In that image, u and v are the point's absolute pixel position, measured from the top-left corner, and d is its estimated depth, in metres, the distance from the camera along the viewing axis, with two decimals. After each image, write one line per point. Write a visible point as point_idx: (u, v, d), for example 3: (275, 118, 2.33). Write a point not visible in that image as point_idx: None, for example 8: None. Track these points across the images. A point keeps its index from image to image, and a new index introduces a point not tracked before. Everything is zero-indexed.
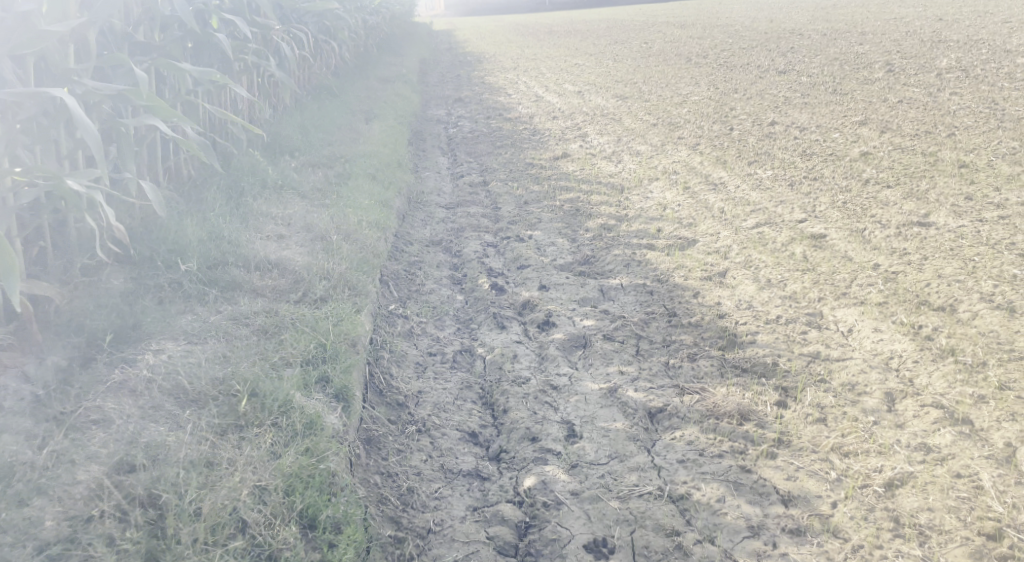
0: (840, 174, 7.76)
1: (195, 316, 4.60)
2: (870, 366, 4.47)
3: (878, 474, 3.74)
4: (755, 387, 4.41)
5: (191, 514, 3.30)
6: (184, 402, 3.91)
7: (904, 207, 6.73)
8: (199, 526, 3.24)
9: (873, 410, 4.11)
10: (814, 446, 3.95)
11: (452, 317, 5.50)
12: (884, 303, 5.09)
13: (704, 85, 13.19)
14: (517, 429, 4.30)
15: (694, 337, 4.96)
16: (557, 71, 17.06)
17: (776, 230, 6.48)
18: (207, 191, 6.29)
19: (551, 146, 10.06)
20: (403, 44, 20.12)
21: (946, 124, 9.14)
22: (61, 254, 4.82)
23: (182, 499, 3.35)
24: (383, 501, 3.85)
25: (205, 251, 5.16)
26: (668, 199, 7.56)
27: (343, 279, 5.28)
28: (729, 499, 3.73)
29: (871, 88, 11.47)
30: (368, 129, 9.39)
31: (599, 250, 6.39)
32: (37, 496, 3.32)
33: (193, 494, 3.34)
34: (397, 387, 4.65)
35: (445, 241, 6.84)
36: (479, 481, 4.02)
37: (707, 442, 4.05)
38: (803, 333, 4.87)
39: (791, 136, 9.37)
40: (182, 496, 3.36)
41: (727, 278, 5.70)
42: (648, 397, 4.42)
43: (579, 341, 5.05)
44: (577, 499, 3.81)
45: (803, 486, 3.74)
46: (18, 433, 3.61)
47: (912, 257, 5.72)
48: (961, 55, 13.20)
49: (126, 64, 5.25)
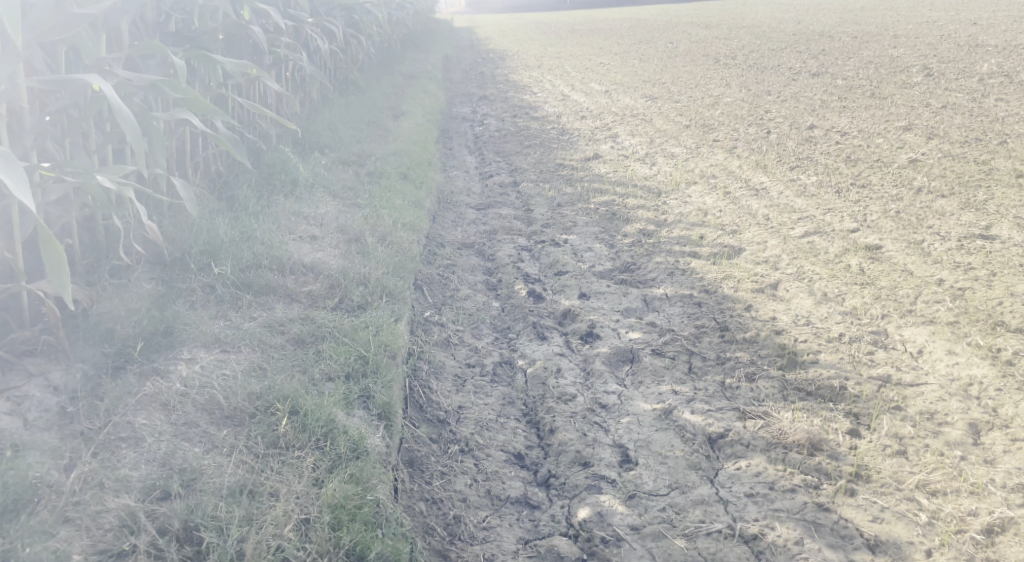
0: (890, 182, 7.39)
1: (228, 322, 4.33)
2: (948, 393, 4.13)
3: (973, 518, 3.43)
4: (823, 413, 4.09)
5: (233, 557, 3.01)
6: (218, 419, 3.65)
7: (962, 218, 6.37)
8: None
9: (958, 443, 3.80)
10: (897, 482, 3.64)
11: (489, 325, 5.18)
12: (955, 322, 4.73)
13: (736, 86, 12.84)
14: (567, 452, 3.99)
15: (751, 354, 4.62)
16: (582, 69, 16.70)
17: (827, 239, 6.13)
18: (238, 188, 6.05)
19: (581, 147, 9.72)
20: (424, 40, 19.83)
21: (997, 131, 8.75)
22: (88, 252, 4.57)
23: (223, 538, 3.07)
24: (428, 532, 3.56)
25: (237, 253, 4.91)
26: (709, 204, 7.22)
27: (380, 284, 4.99)
28: (809, 541, 3.42)
29: (911, 93, 11.08)
30: (396, 126, 9.12)
31: (640, 257, 6.06)
32: (63, 525, 3.07)
33: (236, 532, 3.06)
34: (436, 402, 4.34)
35: (478, 243, 6.52)
36: (529, 510, 3.72)
37: (778, 474, 3.74)
38: (870, 353, 4.52)
39: (832, 140, 9.01)
40: (224, 534, 3.08)
41: (780, 291, 5.35)
42: (707, 420, 4.10)
43: (625, 356, 4.72)
44: (640, 536, 3.51)
45: (890, 530, 3.43)
46: (44, 451, 3.37)
47: (979, 272, 5.36)
48: (1002, 60, 12.76)
49: (161, 53, 5.00)
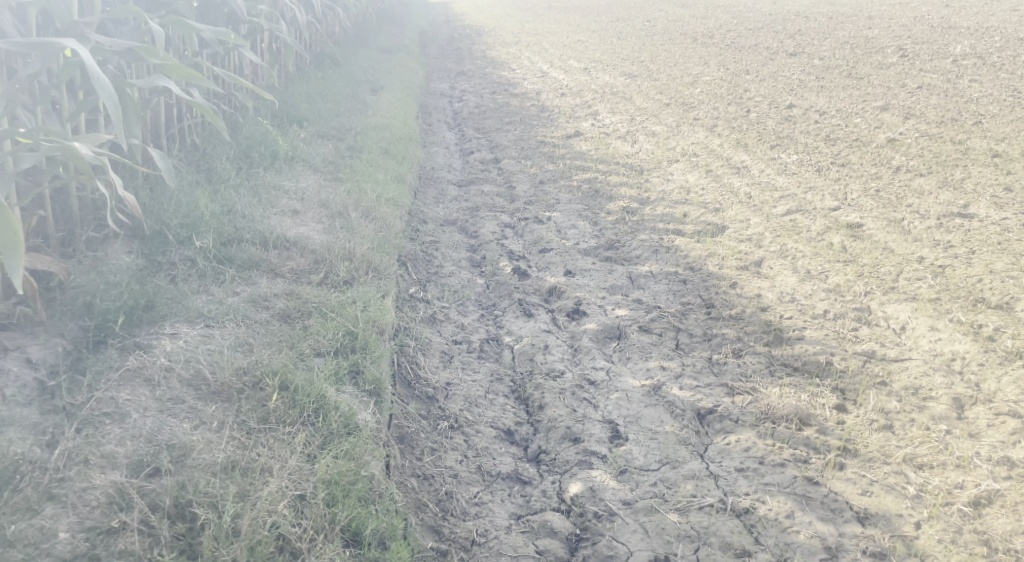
0: (869, 161, 7.44)
1: (211, 297, 4.29)
2: (932, 368, 4.19)
3: (960, 490, 3.50)
4: (811, 388, 4.13)
5: (229, 534, 2.98)
6: (205, 394, 3.61)
7: (940, 197, 6.43)
8: (237, 547, 2.93)
9: (943, 417, 3.87)
10: (885, 456, 3.70)
11: (475, 302, 5.17)
12: (937, 299, 4.77)
13: (715, 65, 12.84)
14: (556, 428, 4.00)
15: (738, 331, 4.64)
16: (561, 47, 16.60)
17: (809, 218, 6.16)
18: (215, 161, 5.96)
19: (561, 124, 9.68)
20: (401, 14, 19.59)
21: (972, 112, 8.83)
22: (64, 224, 4.51)
23: (218, 514, 3.04)
24: (420, 508, 3.55)
25: (219, 227, 4.84)
26: (691, 182, 7.23)
27: (365, 261, 4.96)
28: (800, 515, 3.46)
29: (887, 73, 11.14)
30: (374, 101, 9.02)
31: (624, 234, 6.07)
32: (48, 503, 3.02)
33: (230, 508, 3.04)
34: (424, 379, 4.32)
35: (461, 219, 6.49)
36: (520, 486, 3.73)
37: (767, 448, 3.78)
38: (854, 330, 4.57)
39: (811, 120, 9.04)
40: (218, 510, 3.05)
41: (764, 268, 5.37)
42: (695, 396, 4.13)
43: (612, 333, 4.73)
44: (632, 510, 3.54)
45: (880, 503, 3.49)
46: (24, 427, 3.31)
47: (958, 250, 5.42)
48: (975, 42, 12.85)
49: (136, 17, 4.93)
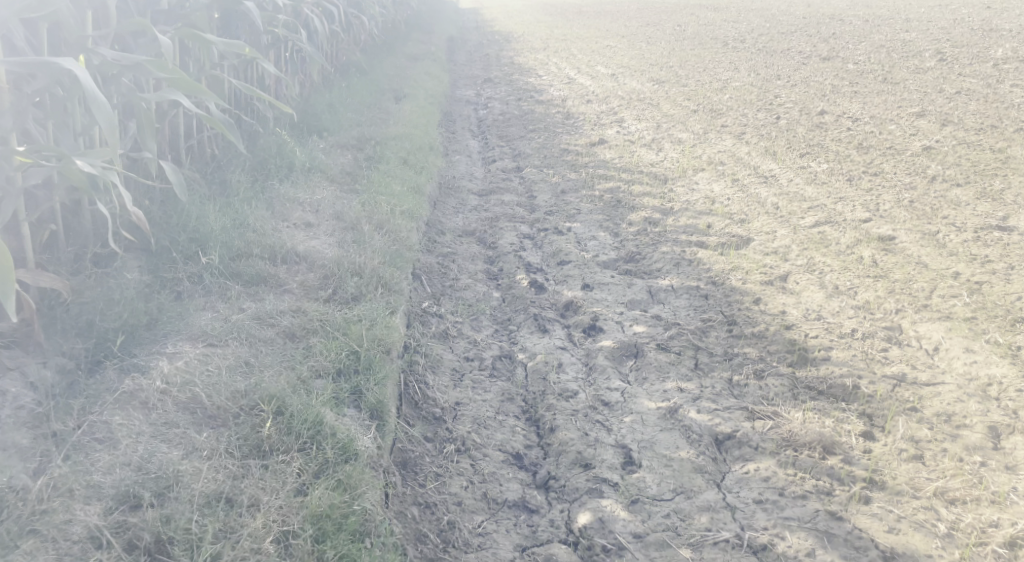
0: (903, 170, 7.18)
1: (215, 314, 4.18)
2: (966, 394, 3.96)
3: (995, 529, 3.29)
4: (836, 413, 3.92)
5: None
6: (200, 419, 3.50)
7: (978, 208, 6.16)
8: None
9: (978, 448, 3.65)
10: (915, 489, 3.49)
11: (489, 317, 5.00)
12: (973, 318, 4.53)
13: (745, 70, 12.60)
14: (567, 452, 3.83)
15: (760, 350, 4.43)
16: (589, 52, 16.43)
17: (839, 230, 5.93)
18: (231, 172, 5.90)
19: (586, 132, 9.50)
20: (429, 20, 19.52)
21: (1012, 118, 8.52)
22: (74, 239, 4.46)
23: (204, 550, 2.93)
24: (420, 539, 3.40)
25: (228, 241, 4.74)
26: (716, 191, 7.02)
27: (375, 275, 4.82)
28: (821, 553, 3.27)
29: (924, 78, 10.83)
30: (397, 109, 8.91)
31: (645, 246, 5.87)
32: (30, 536, 2.93)
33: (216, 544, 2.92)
34: (432, 398, 4.17)
35: (480, 230, 6.34)
36: (527, 515, 3.58)
37: (788, 479, 3.58)
38: (884, 350, 4.34)
39: (843, 127, 8.77)
40: (205, 546, 2.94)
41: (790, 283, 5.15)
42: (713, 419, 3.94)
43: (629, 351, 4.53)
44: (643, 545, 3.37)
45: (908, 541, 3.28)
46: (13, 453, 3.22)
47: (996, 265, 5.16)
48: (1017, 46, 12.46)
49: (147, 30, 4.86)
